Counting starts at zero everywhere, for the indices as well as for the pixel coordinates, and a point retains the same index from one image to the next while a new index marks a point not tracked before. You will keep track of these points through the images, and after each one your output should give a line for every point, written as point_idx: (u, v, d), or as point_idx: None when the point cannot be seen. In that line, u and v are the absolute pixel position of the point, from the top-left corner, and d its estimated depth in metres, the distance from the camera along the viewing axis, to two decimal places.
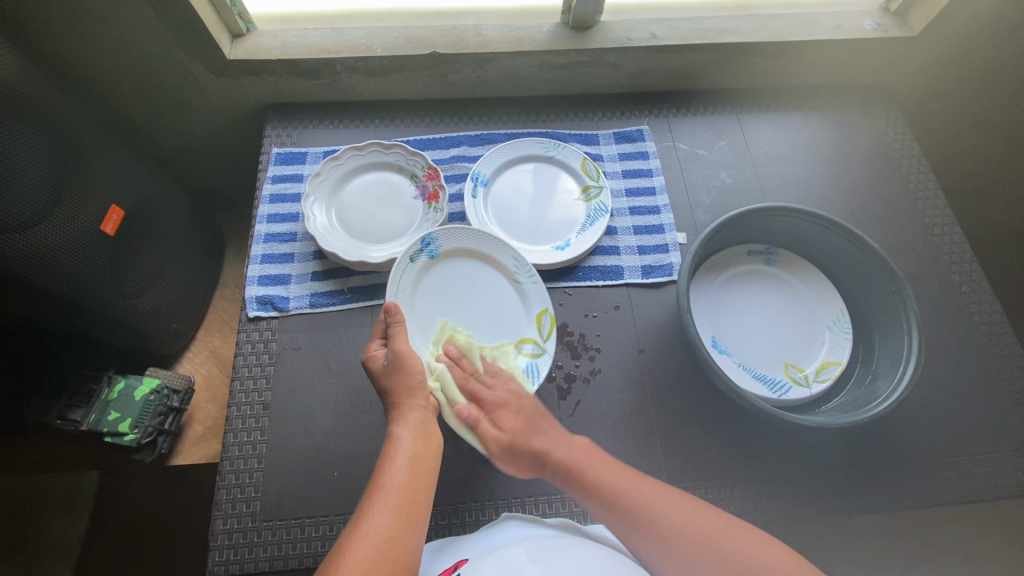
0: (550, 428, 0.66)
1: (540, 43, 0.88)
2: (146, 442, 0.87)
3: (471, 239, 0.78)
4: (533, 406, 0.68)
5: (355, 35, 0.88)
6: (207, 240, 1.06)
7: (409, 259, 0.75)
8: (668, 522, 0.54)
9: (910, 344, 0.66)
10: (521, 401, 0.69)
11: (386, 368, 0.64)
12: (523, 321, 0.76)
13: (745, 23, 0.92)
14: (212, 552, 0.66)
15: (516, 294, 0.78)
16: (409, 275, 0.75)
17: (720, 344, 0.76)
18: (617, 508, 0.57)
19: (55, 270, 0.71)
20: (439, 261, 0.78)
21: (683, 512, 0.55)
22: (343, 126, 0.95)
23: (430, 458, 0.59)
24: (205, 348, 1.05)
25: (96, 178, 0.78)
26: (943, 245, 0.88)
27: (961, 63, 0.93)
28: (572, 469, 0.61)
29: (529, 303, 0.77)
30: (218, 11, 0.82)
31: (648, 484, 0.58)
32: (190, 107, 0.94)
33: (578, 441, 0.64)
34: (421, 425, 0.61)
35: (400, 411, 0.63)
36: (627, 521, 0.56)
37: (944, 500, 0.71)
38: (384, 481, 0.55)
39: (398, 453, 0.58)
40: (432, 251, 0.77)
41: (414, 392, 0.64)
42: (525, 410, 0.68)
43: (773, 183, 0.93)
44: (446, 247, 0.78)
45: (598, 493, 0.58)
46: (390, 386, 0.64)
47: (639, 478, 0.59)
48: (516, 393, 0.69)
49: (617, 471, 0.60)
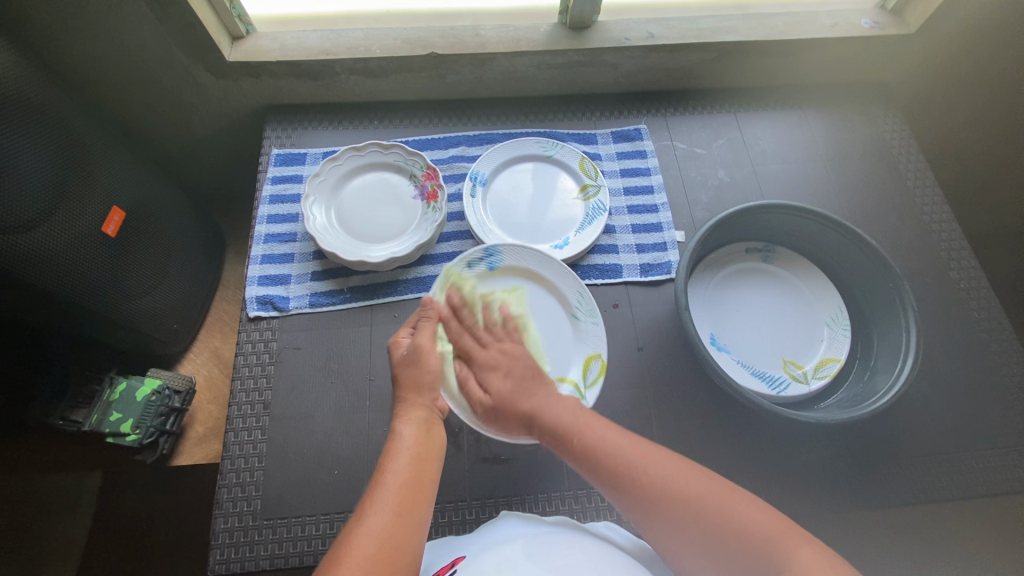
0: (540, 389, 0.66)
1: (538, 44, 0.89)
2: (147, 443, 0.88)
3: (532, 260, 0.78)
4: (525, 368, 0.68)
5: (354, 37, 0.89)
6: (208, 240, 1.06)
7: (466, 264, 0.76)
8: (651, 482, 0.54)
9: (908, 339, 0.66)
10: (513, 364, 0.68)
11: (404, 357, 0.66)
12: (574, 357, 0.74)
13: (742, 22, 0.92)
14: (213, 551, 0.67)
15: (571, 330, 0.76)
16: (459, 281, 0.76)
17: (717, 341, 0.76)
18: (602, 468, 0.57)
19: (57, 270, 0.71)
20: (497, 273, 0.78)
21: (667, 473, 0.54)
22: (342, 127, 0.96)
23: (432, 458, 0.59)
24: (206, 349, 1.06)
25: (97, 180, 0.78)
26: (941, 242, 0.88)
27: (959, 60, 0.94)
28: (558, 430, 0.61)
29: (583, 342, 0.75)
30: (218, 14, 0.83)
31: (633, 444, 0.58)
32: (190, 109, 0.94)
33: (565, 402, 0.64)
34: (424, 425, 0.61)
35: (405, 407, 0.63)
36: (612, 481, 0.56)
37: (943, 496, 0.71)
38: (385, 479, 0.55)
39: (400, 452, 0.58)
40: (492, 264, 0.78)
41: (422, 390, 0.64)
42: (516, 371, 0.68)
43: (771, 181, 0.94)
44: (507, 264, 0.78)
45: (584, 452, 0.58)
46: (403, 378, 0.65)
47: (626, 438, 0.59)
48: (511, 356, 0.69)
49: (603, 429, 0.60)
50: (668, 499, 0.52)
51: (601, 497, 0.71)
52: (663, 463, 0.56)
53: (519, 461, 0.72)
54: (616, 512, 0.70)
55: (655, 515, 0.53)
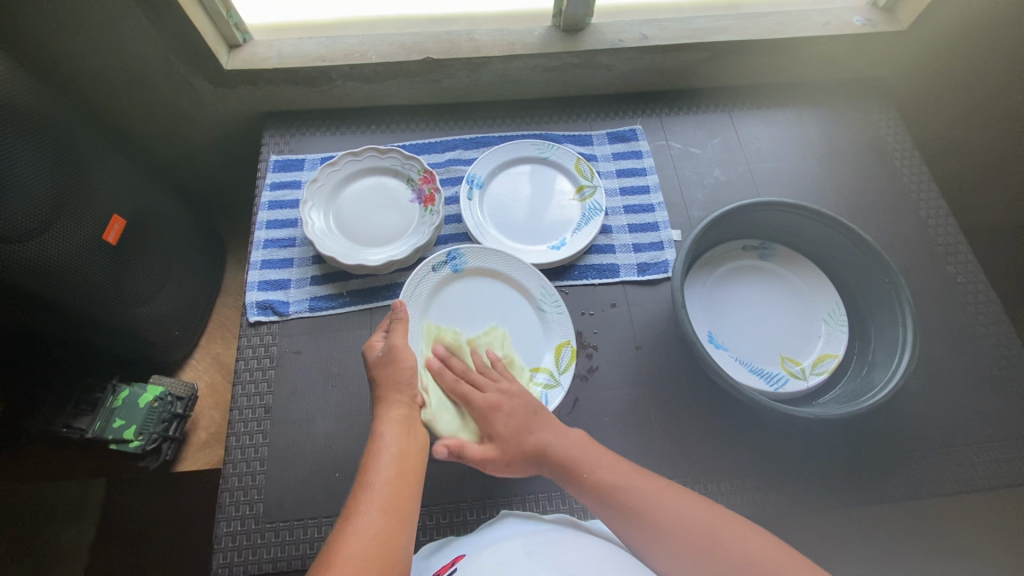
0: (542, 422, 0.64)
1: (532, 47, 0.90)
2: (150, 449, 0.89)
3: (498, 261, 0.79)
4: (523, 403, 0.66)
5: (349, 43, 0.90)
6: (208, 247, 1.07)
7: (431, 268, 0.77)
8: (664, 517, 0.55)
9: (905, 333, 0.67)
10: (512, 403, 0.66)
11: (380, 359, 0.66)
12: (543, 346, 0.77)
13: (735, 22, 0.93)
14: (215, 555, 0.67)
15: (538, 321, 0.78)
16: (428, 283, 0.76)
17: (715, 338, 0.76)
18: (613, 505, 0.57)
19: (60, 278, 0.72)
20: (463, 276, 0.79)
21: (677, 508, 0.55)
22: (340, 133, 0.96)
23: (414, 455, 0.60)
24: (208, 355, 1.06)
25: (97, 188, 0.79)
26: (937, 237, 0.88)
27: (951, 55, 0.94)
28: (567, 466, 0.61)
29: (551, 331, 0.77)
30: (216, 23, 0.84)
31: (647, 479, 0.59)
32: (189, 117, 0.95)
33: (572, 433, 0.64)
34: (405, 424, 0.62)
35: (385, 407, 0.63)
36: (623, 513, 0.56)
37: (944, 490, 0.72)
38: (369, 480, 0.55)
39: (381, 453, 0.58)
40: (456, 265, 0.78)
41: (401, 388, 0.65)
42: (518, 409, 0.65)
43: (766, 178, 0.94)
44: (472, 265, 0.79)
45: (596, 491, 0.58)
46: (380, 378, 0.65)
47: (640, 474, 0.59)
48: (508, 394, 0.66)
49: (615, 464, 0.60)
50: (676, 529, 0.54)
51: None
52: (669, 496, 0.57)
53: None
54: None
55: (666, 549, 0.54)
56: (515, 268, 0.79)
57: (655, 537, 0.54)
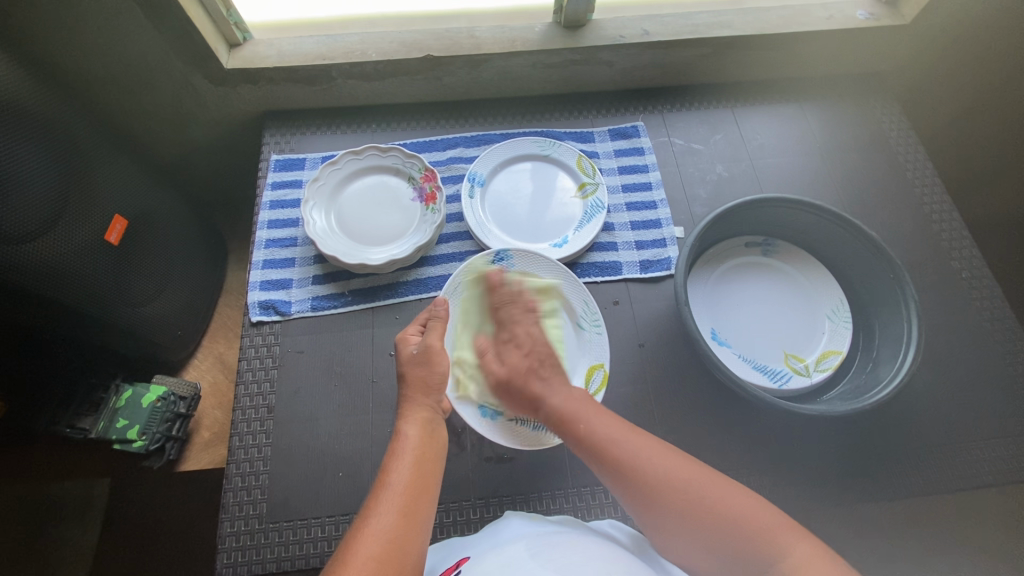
0: (550, 373, 0.67)
1: (532, 43, 0.89)
2: (154, 449, 0.89)
3: (542, 269, 0.78)
4: (542, 353, 0.69)
5: (349, 41, 0.89)
6: (209, 246, 1.07)
7: (477, 269, 0.77)
8: (652, 473, 0.54)
9: (910, 329, 0.66)
10: (534, 346, 0.69)
11: (413, 357, 0.66)
12: (575, 365, 0.75)
13: (737, 17, 0.92)
14: (220, 555, 0.67)
15: (575, 339, 0.76)
16: (470, 285, 0.77)
17: (718, 335, 0.76)
18: (604, 458, 0.57)
19: (63, 278, 0.72)
20: (510, 277, 0.78)
21: (662, 464, 0.55)
22: (341, 131, 0.96)
23: (433, 458, 0.60)
24: (211, 355, 1.06)
25: (99, 189, 0.79)
26: (942, 232, 0.88)
27: (956, 48, 0.93)
28: (561, 417, 0.62)
29: (586, 352, 0.75)
30: (214, 22, 0.84)
31: (635, 435, 0.58)
32: (189, 116, 0.95)
33: (574, 391, 0.65)
34: (428, 426, 0.62)
35: (410, 406, 0.63)
36: (613, 469, 0.56)
37: (948, 487, 0.71)
38: (388, 480, 0.55)
39: (403, 454, 0.58)
40: (503, 267, 0.78)
41: (429, 391, 0.65)
42: (533, 354, 0.68)
43: (769, 174, 0.94)
44: (517, 269, 0.78)
45: (589, 442, 0.59)
46: (411, 377, 0.65)
47: (631, 431, 0.59)
48: (534, 338, 0.70)
49: (607, 417, 0.61)
50: (656, 483, 0.54)
51: (605, 494, 0.71)
52: (657, 453, 0.56)
53: (523, 461, 0.73)
54: (620, 509, 0.70)
55: (652, 506, 0.53)
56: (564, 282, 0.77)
57: (630, 486, 0.55)
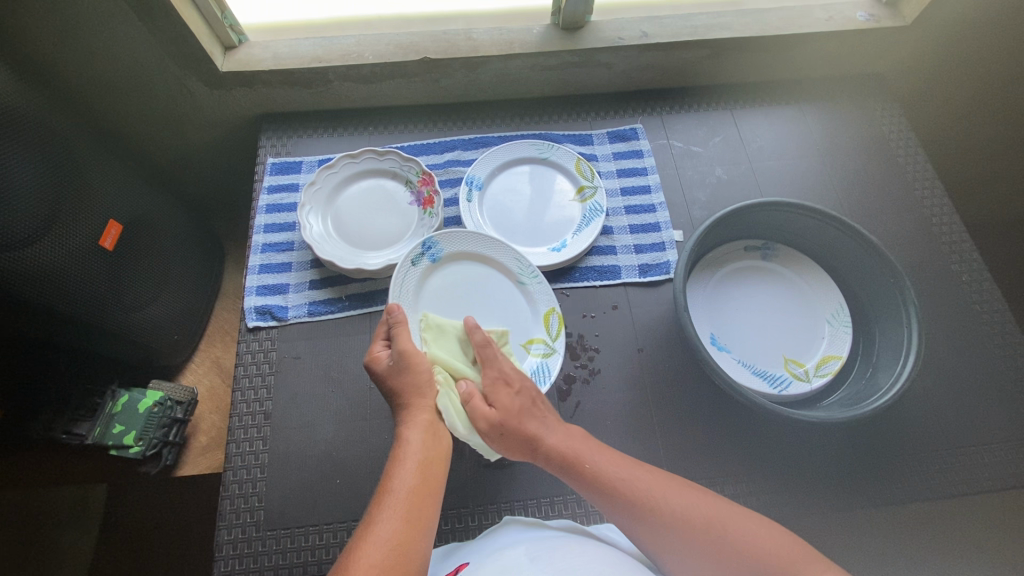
0: (545, 412, 0.65)
1: (530, 45, 0.88)
2: (150, 455, 0.89)
3: (472, 240, 0.78)
4: (531, 390, 0.66)
5: (346, 43, 0.89)
6: (206, 249, 1.06)
7: (411, 262, 0.74)
8: (667, 510, 0.54)
9: (909, 336, 0.66)
10: (522, 383, 0.66)
11: (392, 368, 0.64)
12: (531, 318, 0.77)
13: (736, 19, 0.92)
14: (216, 563, 0.66)
15: (522, 295, 0.78)
16: (410, 280, 0.74)
17: (718, 340, 0.75)
18: (618, 499, 0.56)
19: (57, 285, 0.72)
20: (442, 263, 0.77)
21: (677, 499, 0.55)
22: (337, 134, 0.96)
23: (438, 462, 0.59)
24: (208, 358, 1.05)
25: (94, 194, 0.78)
26: (942, 235, 0.87)
27: (957, 49, 0.93)
28: (567, 457, 0.60)
29: (535, 302, 0.77)
30: (209, 24, 0.83)
31: (646, 472, 0.58)
32: (185, 120, 0.94)
33: (568, 428, 0.64)
34: (429, 429, 0.61)
35: (409, 412, 0.62)
36: (626, 507, 0.55)
37: (947, 492, 0.71)
38: (392, 486, 0.55)
39: (407, 459, 0.58)
40: (434, 254, 0.76)
41: (423, 393, 0.64)
42: (527, 392, 0.66)
43: (768, 176, 0.93)
44: (448, 250, 0.77)
45: (599, 482, 0.58)
46: (397, 386, 0.64)
47: (641, 467, 0.59)
48: (520, 376, 0.67)
49: (614, 456, 0.60)
50: (675, 519, 0.53)
51: None
52: (672, 489, 0.56)
53: (521, 466, 0.72)
54: None
55: (673, 544, 0.53)
56: (492, 247, 0.78)
57: (650, 527, 0.54)
